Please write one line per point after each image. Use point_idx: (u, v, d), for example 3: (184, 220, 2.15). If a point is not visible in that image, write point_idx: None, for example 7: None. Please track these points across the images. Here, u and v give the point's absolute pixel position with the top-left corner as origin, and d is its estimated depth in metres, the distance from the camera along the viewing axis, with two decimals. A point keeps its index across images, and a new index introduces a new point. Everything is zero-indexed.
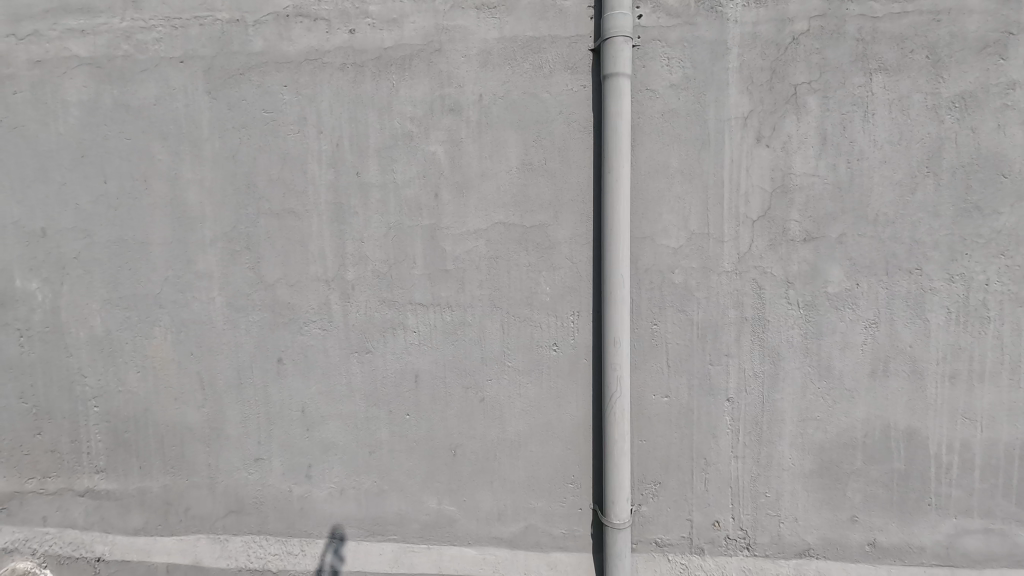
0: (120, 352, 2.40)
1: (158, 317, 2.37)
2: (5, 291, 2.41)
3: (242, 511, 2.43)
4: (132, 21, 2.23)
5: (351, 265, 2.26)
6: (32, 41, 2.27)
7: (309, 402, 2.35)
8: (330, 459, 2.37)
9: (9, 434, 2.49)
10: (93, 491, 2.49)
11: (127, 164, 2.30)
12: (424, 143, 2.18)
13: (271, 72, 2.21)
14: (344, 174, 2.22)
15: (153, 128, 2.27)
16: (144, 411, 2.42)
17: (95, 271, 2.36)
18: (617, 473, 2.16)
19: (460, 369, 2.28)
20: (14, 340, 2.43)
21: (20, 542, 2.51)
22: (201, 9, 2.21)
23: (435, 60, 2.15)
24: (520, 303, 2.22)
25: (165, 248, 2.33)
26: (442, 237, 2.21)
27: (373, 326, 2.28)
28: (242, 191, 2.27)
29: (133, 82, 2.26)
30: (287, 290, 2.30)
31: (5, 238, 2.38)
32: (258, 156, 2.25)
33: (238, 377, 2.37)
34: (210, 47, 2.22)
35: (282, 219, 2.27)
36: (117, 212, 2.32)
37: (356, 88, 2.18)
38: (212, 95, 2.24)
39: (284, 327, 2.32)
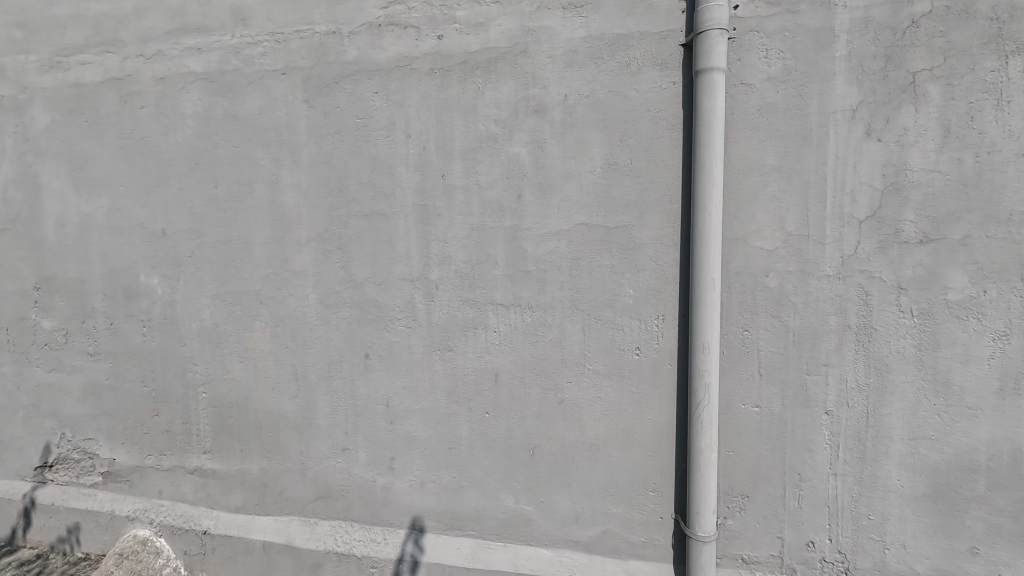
0: (226, 343, 2.61)
1: (258, 312, 2.55)
2: (131, 285, 2.68)
3: (329, 497, 2.57)
4: (241, 38, 2.41)
5: (435, 265, 2.33)
6: (156, 60, 2.51)
7: (393, 397, 2.44)
8: (412, 452, 2.45)
9: (132, 414, 2.77)
10: (201, 470, 2.72)
11: (234, 170, 2.48)
12: (508, 144, 2.20)
13: (363, 79, 2.31)
14: (430, 176, 2.28)
15: (257, 136, 2.44)
16: (245, 398, 2.62)
17: (206, 269, 2.58)
18: (702, 483, 2.08)
19: (539, 370, 2.28)
20: (138, 330, 2.71)
21: (140, 511, 2.80)
22: (301, 23, 2.34)
23: (520, 61, 2.16)
24: (602, 305, 2.18)
25: (266, 248, 2.49)
26: (524, 238, 2.22)
27: (454, 325, 2.34)
28: (335, 194, 2.39)
29: (240, 93, 2.44)
30: (374, 289, 2.40)
31: (131, 238, 2.65)
32: (350, 161, 2.36)
33: (329, 370, 2.50)
34: (309, 59, 2.35)
35: (372, 221, 2.37)
36: (224, 215, 2.52)
37: (442, 93, 2.24)
38: (310, 104, 2.37)
39: (371, 325, 2.42)
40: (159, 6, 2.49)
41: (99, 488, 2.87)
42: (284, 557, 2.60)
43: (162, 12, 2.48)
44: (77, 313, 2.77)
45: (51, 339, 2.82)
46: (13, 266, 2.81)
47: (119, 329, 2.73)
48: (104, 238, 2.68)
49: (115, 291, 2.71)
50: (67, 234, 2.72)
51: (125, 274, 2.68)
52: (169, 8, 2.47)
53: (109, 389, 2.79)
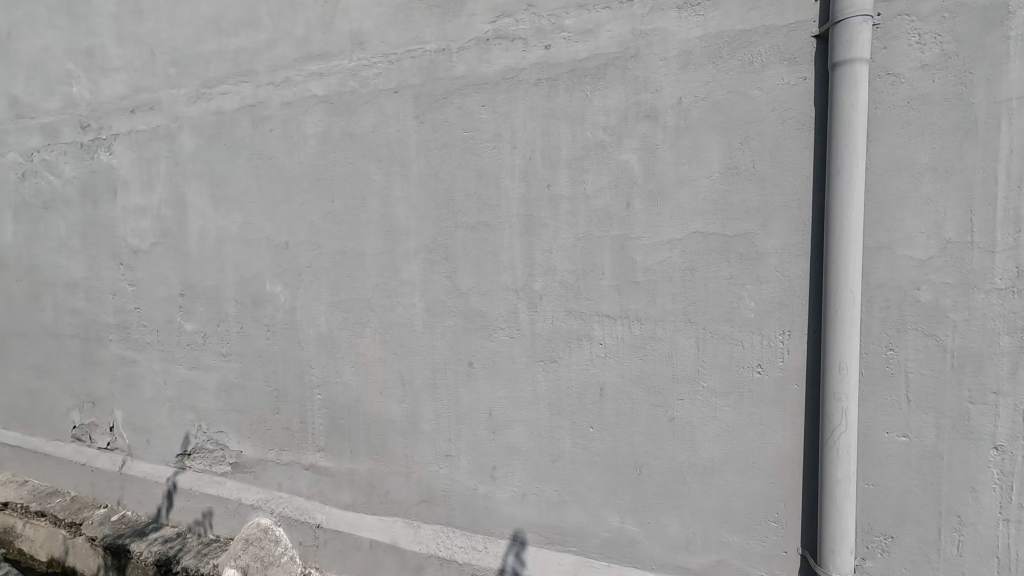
0: (339, 348, 2.76)
1: (369, 320, 2.67)
2: (259, 293, 2.93)
3: (432, 502, 2.63)
4: (358, 60, 2.55)
5: (539, 275, 2.31)
6: (284, 86, 2.73)
7: (496, 406, 2.45)
8: (513, 463, 2.45)
9: (256, 410, 3.02)
10: (315, 467, 2.89)
11: (349, 185, 2.63)
12: (617, 151, 2.14)
13: (471, 93, 2.36)
14: (536, 186, 2.28)
15: (371, 153, 2.57)
16: (355, 401, 2.75)
17: (323, 278, 2.75)
18: (837, 518, 1.87)
19: (647, 385, 2.18)
20: (263, 334, 2.95)
21: (263, 501, 3.03)
22: (413, 43, 2.44)
23: (631, 66, 2.09)
24: (719, 318, 2.05)
25: (377, 258, 2.61)
26: (633, 248, 2.14)
27: (558, 336, 2.30)
28: (442, 206, 2.45)
29: (356, 113, 2.58)
30: (479, 299, 2.43)
31: (259, 249, 2.89)
32: (457, 173, 2.41)
33: (433, 377, 2.56)
34: (420, 76, 2.44)
35: (477, 232, 2.40)
36: (340, 227, 2.67)
37: (549, 102, 2.23)
38: (420, 120, 2.46)
39: (475, 334, 2.45)
40: (287, 37, 2.71)
41: (228, 476, 3.15)
42: (389, 556, 2.69)
43: (289, 42, 2.70)
44: (213, 318, 3.07)
45: (192, 340, 3.15)
46: (163, 275, 3.18)
47: (247, 333, 2.99)
48: (237, 249, 2.95)
49: (245, 298, 2.97)
50: (206, 246, 3.03)
51: (253, 282, 2.93)
52: (296, 38, 2.69)
53: (238, 387, 3.06)
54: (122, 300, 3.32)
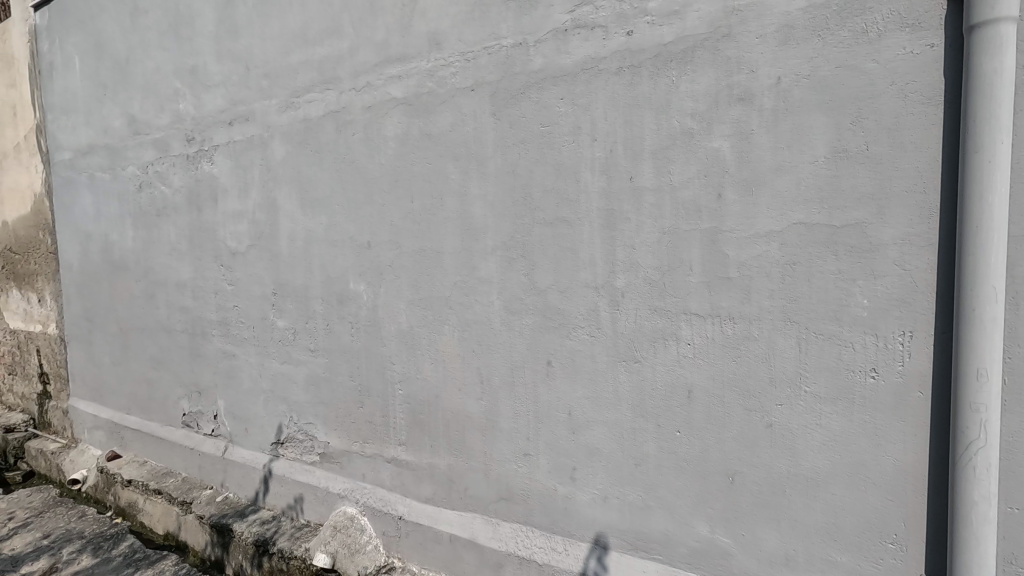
0: (419, 345, 2.82)
1: (448, 317, 2.70)
2: (343, 291, 3.05)
3: (511, 500, 2.62)
4: (435, 61, 2.58)
5: (621, 272, 2.22)
6: (365, 91, 2.81)
7: (576, 406, 2.40)
8: (594, 465, 2.38)
9: (342, 404, 3.16)
10: (397, 460, 2.98)
11: (428, 185, 2.67)
12: (707, 139, 2.01)
13: (549, 86, 2.31)
14: (617, 179, 2.19)
15: (448, 152, 2.59)
16: (434, 397, 2.80)
17: (403, 276, 2.82)
18: (973, 544, 1.65)
19: (741, 388, 2.04)
20: (347, 331, 3.07)
21: (348, 491, 3.16)
22: (489, 39, 2.43)
23: (723, 46, 1.95)
24: (825, 317, 1.87)
25: (455, 256, 2.63)
26: (725, 241, 2.01)
27: (642, 335, 2.21)
28: (519, 203, 2.42)
29: (434, 113, 2.61)
30: (558, 296, 2.38)
31: (343, 249, 3.01)
32: (535, 169, 2.37)
33: (511, 375, 2.55)
34: (497, 72, 2.42)
35: (555, 228, 2.35)
36: (419, 227, 2.72)
37: (632, 91, 2.13)
38: (497, 116, 2.44)
39: (554, 332, 2.41)
40: (368, 42, 2.79)
41: (317, 465, 3.32)
42: (469, 552, 2.71)
43: (370, 48, 2.78)
44: (302, 315, 3.25)
45: (284, 336, 3.34)
46: (258, 275, 3.40)
47: (333, 330, 3.13)
48: (323, 250, 3.09)
49: (331, 296, 3.11)
50: (296, 248, 3.20)
51: (338, 281, 3.06)
52: (376, 43, 2.76)
53: (325, 381, 3.21)
54: (223, 298, 3.60)
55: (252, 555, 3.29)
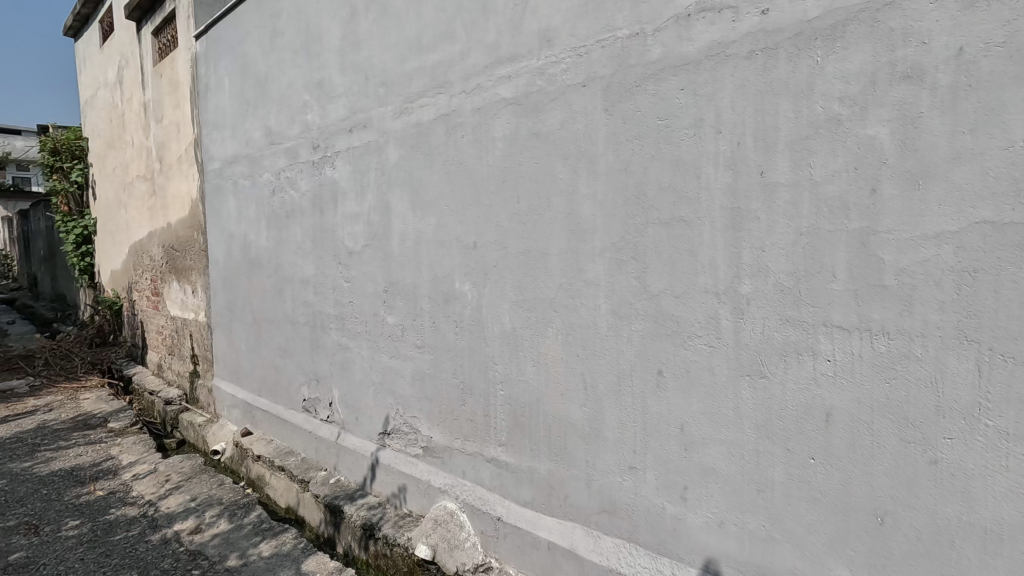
0: (522, 347, 2.79)
1: (552, 320, 2.64)
2: (449, 290, 3.12)
3: (614, 513, 2.49)
4: (546, 58, 2.53)
5: (748, 276, 2.01)
6: (475, 93, 2.85)
7: (689, 421, 2.22)
8: (709, 486, 2.18)
9: (445, 400, 3.23)
10: (497, 460, 2.98)
11: (535, 185, 2.63)
12: (859, 126, 1.75)
13: (668, 77, 2.15)
14: (745, 175, 1.99)
15: (557, 150, 2.53)
16: (536, 400, 2.76)
17: (508, 277, 2.80)
18: None
19: (896, 416, 1.75)
20: (452, 329, 3.13)
21: (449, 486, 3.22)
22: (603, 31, 2.33)
23: (884, 16, 1.68)
24: (1020, 337, 1.54)
25: (561, 258, 2.56)
26: (879, 244, 1.73)
27: (771, 348, 1.98)
28: (631, 202, 2.29)
29: (543, 111, 2.56)
30: (672, 302, 2.22)
31: (451, 249, 3.07)
32: (650, 166, 2.23)
33: (618, 383, 2.42)
34: (610, 65, 2.31)
35: (671, 229, 2.19)
36: (526, 227, 2.69)
37: (765, 75, 1.92)
38: (610, 112, 2.33)
39: (666, 340, 2.25)
40: (479, 45, 2.82)
41: (420, 458, 3.43)
42: (568, 562, 2.62)
43: (481, 50, 2.80)
44: (410, 312, 3.38)
45: (393, 331, 3.50)
46: (371, 273, 3.59)
47: (439, 328, 3.21)
48: (431, 250, 3.19)
49: (438, 295, 3.19)
50: (406, 247, 3.33)
51: (445, 281, 3.14)
52: (487, 44, 2.77)
53: (430, 377, 3.31)
54: (340, 294, 3.85)
55: (360, 537, 3.48)
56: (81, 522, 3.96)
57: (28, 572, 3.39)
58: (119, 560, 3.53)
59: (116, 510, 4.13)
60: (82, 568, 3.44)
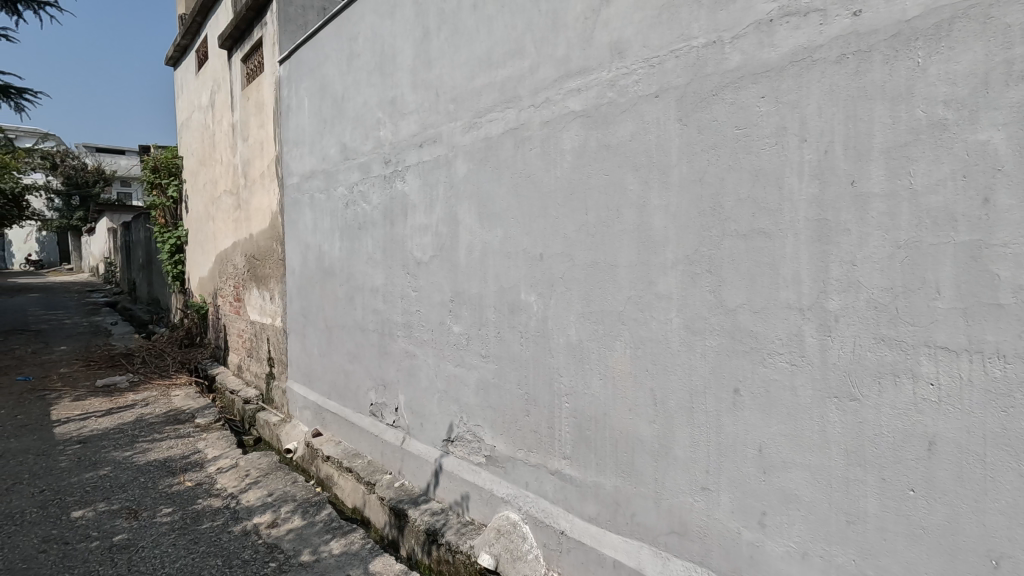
0: (588, 359, 2.77)
1: (620, 333, 2.60)
2: (515, 301, 3.15)
3: (684, 535, 2.40)
4: (617, 70, 2.53)
5: (836, 291, 1.90)
6: (544, 106, 2.88)
7: (769, 442, 2.11)
8: (791, 513, 2.06)
9: (509, 410, 3.24)
10: (561, 473, 2.96)
11: (604, 197, 2.61)
12: (969, 131, 1.61)
13: (748, 85, 2.09)
14: (834, 185, 1.88)
15: (627, 162, 2.51)
16: (602, 414, 2.72)
17: (575, 289, 2.79)
18: None
19: (1015, 448, 1.58)
20: (517, 339, 3.16)
21: (512, 496, 3.22)
22: (678, 41, 2.29)
23: (997, 13, 1.56)
24: None
25: (631, 270, 2.52)
26: (994, 258, 1.59)
27: (863, 369, 1.85)
28: (706, 214, 2.23)
29: (614, 123, 2.55)
30: (750, 317, 2.13)
31: (517, 260, 3.11)
32: (727, 176, 2.16)
33: (690, 400, 2.35)
34: (685, 75, 2.27)
35: (750, 241, 2.11)
36: (594, 239, 2.67)
37: (858, 80, 1.82)
38: (684, 122, 2.29)
39: (744, 357, 2.16)
40: (549, 59, 2.85)
41: (483, 467, 3.47)
42: None
43: (551, 64, 2.84)
44: (476, 322, 3.44)
45: (458, 340, 3.58)
46: (438, 284, 3.70)
47: (503, 338, 3.25)
48: (498, 261, 3.23)
49: (503, 306, 3.23)
50: (473, 258, 3.40)
51: (511, 292, 3.17)
52: (557, 59, 2.80)
53: (494, 387, 3.34)
54: (408, 303, 3.99)
55: (423, 541, 3.55)
56: (173, 510, 4.29)
57: (128, 552, 3.71)
58: (205, 548, 3.79)
59: (202, 500, 4.46)
60: (174, 553, 3.72)
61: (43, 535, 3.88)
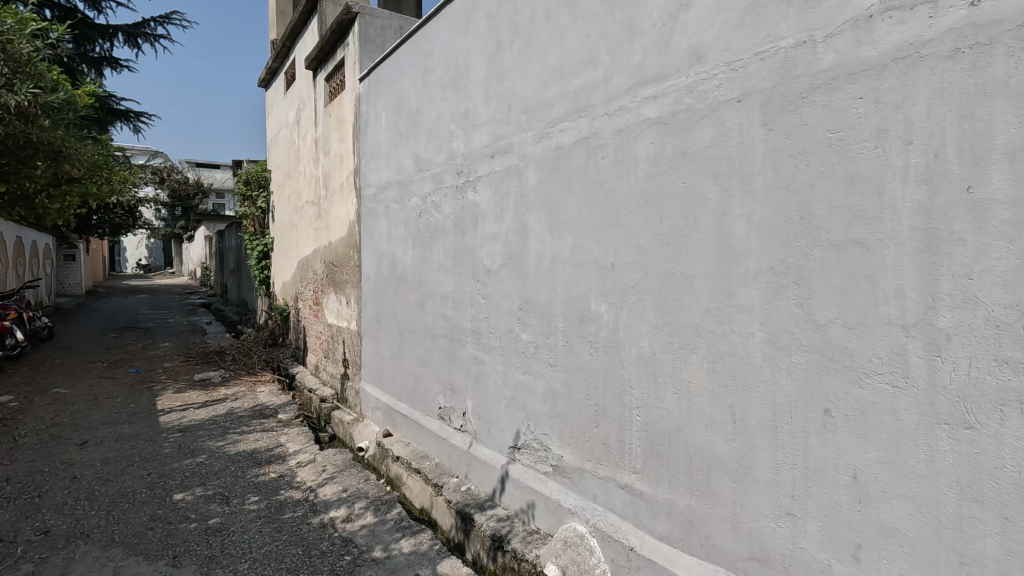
0: (662, 372, 2.69)
1: (696, 346, 2.51)
2: (585, 311, 3.12)
3: (766, 563, 2.26)
4: (697, 75, 2.46)
5: (947, 308, 1.73)
6: (618, 115, 2.85)
7: (865, 469, 1.95)
8: (890, 549, 1.89)
9: (577, 420, 3.22)
10: (630, 488, 2.89)
11: (680, 205, 2.54)
12: None
13: (843, 86, 1.96)
14: (945, 192, 1.72)
15: (706, 169, 2.43)
16: (676, 429, 2.63)
17: (648, 299, 2.73)
18: None
19: None
20: (587, 349, 3.13)
21: (579, 508, 3.19)
22: (763, 43, 2.20)
23: None
24: None
25: (709, 281, 2.43)
26: None
27: (980, 395, 1.67)
28: (794, 223, 2.11)
29: (692, 129, 2.48)
30: (843, 333, 1.98)
31: (587, 269, 3.09)
32: (817, 183, 2.04)
33: (774, 420, 2.22)
34: (771, 78, 2.17)
35: (844, 251, 1.97)
36: (669, 248, 2.60)
37: (975, 76, 1.66)
38: (769, 127, 2.19)
39: (836, 376, 2.01)
40: (623, 67, 2.83)
41: (550, 476, 3.46)
42: None
43: (626, 72, 2.81)
44: (544, 330, 3.44)
45: (526, 348, 3.60)
46: (507, 291, 3.74)
47: (572, 348, 3.23)
48: (567, 270, 3.23)
49: (573, 315, 3.21)
50: (542, 266, 3.42)
51: (581, 301, 3.15)
52: (632, 66, 2.77)
53: (563, 397, 3.32)
54: (478, 310, 4.06)
55: (488, 546, 3.58)
56: (259, 498, 4.61)
57: (222, 535, 4.03)
58: (288, 537, 4.04)
59: (285, 491, 4.76)
60: (261, 539, 4.00)
61: (150, 513, 4.30)
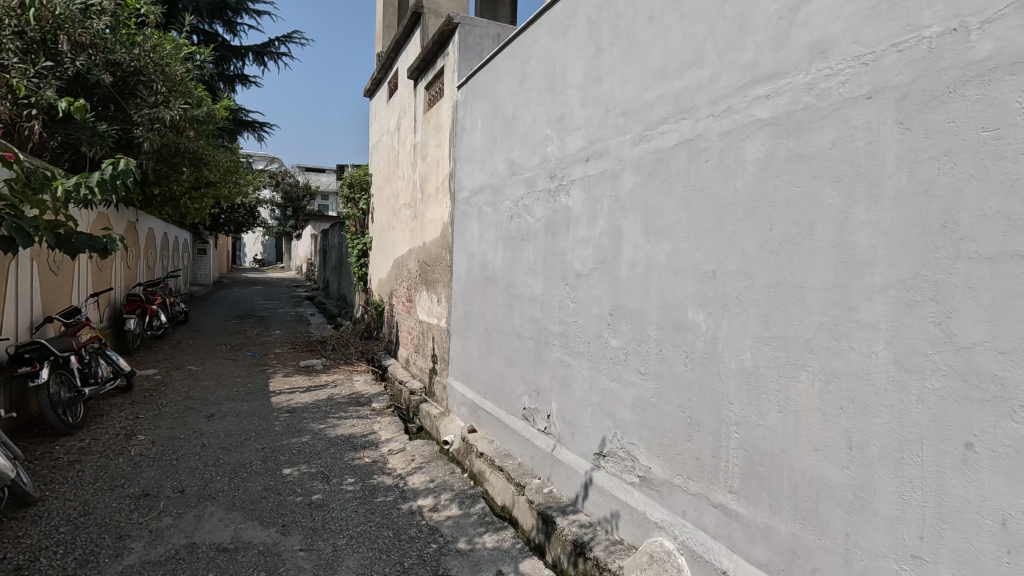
0: (765, 389, 2.53)
1: (807, 363, 2.33)
2: (681, 319, 3.01)
3: None
4: (818, 71, 2.28)
5: None
6: (725, 116, 2.72)
7: (1016, 516, 1.70)
8: None
9: (668, 432, 3.11)
10: (725, 507, 2.74)
11: (794, 211, 2.37)
12: None
13: (1002, 78, 1.73)
14: None
15: (826, 173, 2.25)
16: (780, 451, 2.46)
17: (752, 310, 2.58)
18: None
19: None
20: (681, 360, 3.02)
21: (667, 524, 3.08)
22: (901, 33, 2.00)
23: None
24: None
25: (825, 293, 2.25)
26: None
27: None
28: (932, 232, 1.90)
29: (810, 130, 2.31)
30: (994, 358, 1.74)
31: (685, 276, 2.97)
32: (965, 189, 1.82)
33: (899, 450, 2.00)
34: (910, 72, 1.97)
35: (998, 266, 1.73)
36: (779, 257, 2.44)
37: None
38: (905, 126, 1.98)
39: (983, 407, 1.77)
40: (732, 66, 2.70)
41: (636, 487, 3.37)
42: None
43: (735, 71, 2.68)
44: (635, 337, 3.37)
45: (616, 354, 3.54)
46: (598, 296, 3.71)
47: (665, 357, 3.13)
48: (663, 277, 3.14)
49: (667, 323, 3.11)
50: (636, 272, 3.35)
51: (676, 309, 3.04)
52: (743, 65, 2.64)
53: (653, 406, 3.23)
54: (566, 313, 4.07)
55: (570, 551, 3.56)
56: (355, 480, 4.95)
57: (323, 511, 4.38)
58: (380, 519, 4.30)
59: (377, 476, 5.07)
60: (356, 518, 4.30)
61: (264, 484, 4.77)
